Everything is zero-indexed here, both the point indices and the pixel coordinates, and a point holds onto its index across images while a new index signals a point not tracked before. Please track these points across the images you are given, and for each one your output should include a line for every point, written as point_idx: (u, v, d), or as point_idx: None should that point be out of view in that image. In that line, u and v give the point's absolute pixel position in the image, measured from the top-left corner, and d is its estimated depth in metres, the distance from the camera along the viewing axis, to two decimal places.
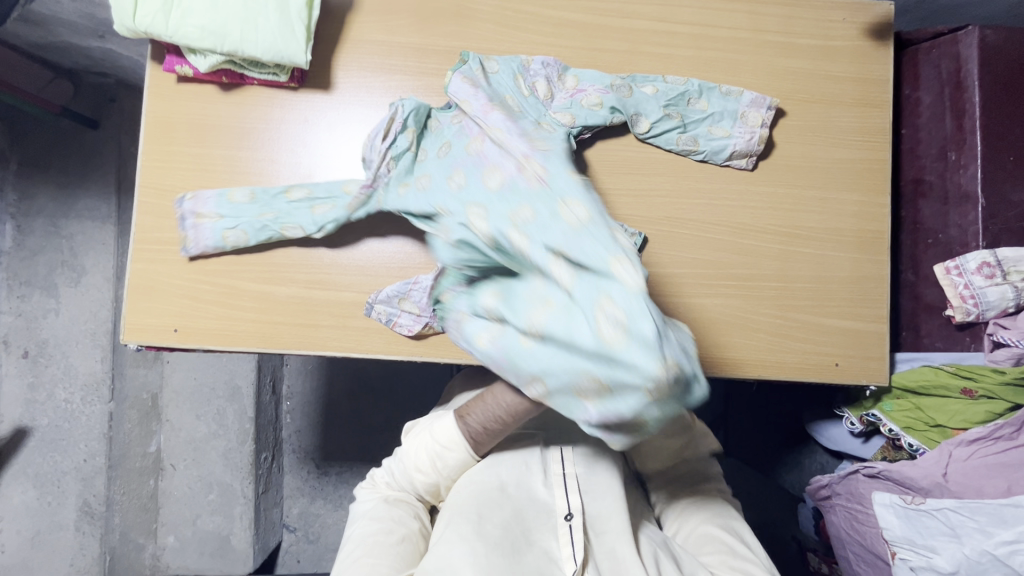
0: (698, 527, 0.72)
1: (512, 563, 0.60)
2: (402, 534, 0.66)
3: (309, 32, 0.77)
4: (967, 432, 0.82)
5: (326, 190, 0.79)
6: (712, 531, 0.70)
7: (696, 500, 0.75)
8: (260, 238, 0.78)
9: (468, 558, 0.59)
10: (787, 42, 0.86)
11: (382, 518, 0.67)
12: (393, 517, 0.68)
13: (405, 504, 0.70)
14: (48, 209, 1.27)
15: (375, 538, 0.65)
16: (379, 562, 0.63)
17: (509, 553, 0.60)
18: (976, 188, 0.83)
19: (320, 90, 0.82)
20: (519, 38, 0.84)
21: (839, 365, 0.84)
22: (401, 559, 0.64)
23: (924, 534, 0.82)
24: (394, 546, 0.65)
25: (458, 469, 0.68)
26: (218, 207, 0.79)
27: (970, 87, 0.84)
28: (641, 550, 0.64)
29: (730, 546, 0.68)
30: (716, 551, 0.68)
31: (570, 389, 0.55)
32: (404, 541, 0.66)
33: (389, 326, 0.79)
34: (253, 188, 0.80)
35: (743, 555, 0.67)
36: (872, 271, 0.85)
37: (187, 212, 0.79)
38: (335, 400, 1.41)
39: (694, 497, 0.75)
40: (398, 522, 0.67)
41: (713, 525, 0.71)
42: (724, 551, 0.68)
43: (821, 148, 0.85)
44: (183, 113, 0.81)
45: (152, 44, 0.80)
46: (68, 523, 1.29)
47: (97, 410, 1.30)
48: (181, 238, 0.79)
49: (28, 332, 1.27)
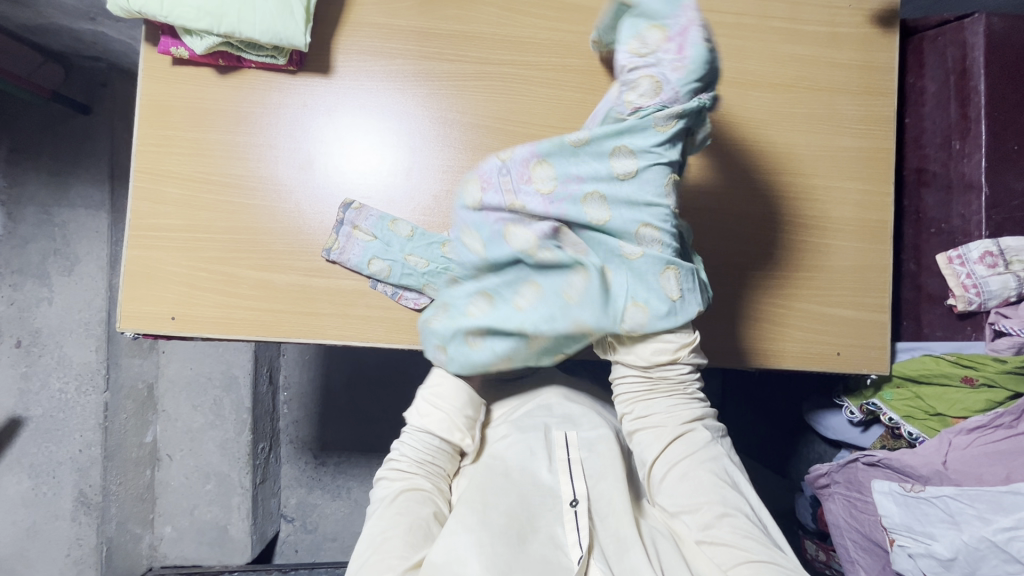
0: (687, 469, 0.64)
1: (517, 552, 0.58)
2: (408, 522, 0.62)
3: (307, 14, 0.76)
4: (967, 421, 0.82)
5: (426, 242, 0.79)
6: (704, 478, 0.63)
7: (687, 447, 0.65)
8: (402, 281, 0.78)
9: (472, 547, 0.57)
10: (792, 28, 0.85)
11: (387, 513, 0.64)
12: (399, 506, 0.64)
13: (410, 490, 0.66)
14: (40, 196, 1.24)
15: (382, 533, 0.61)
16: (389, 554, 0.59)
17: (514, 538, 0.59)
18: (979, 176, 0.83)
19: (319, 74, 0.80)
20: (522, 21, 0.82)
21: (841, 354, 0.84)
22: (416, 548, 0.60)
23: (923, 520, 0.81)
24: (403, 537, 0.61)
25: (457, 394, 0.71)
26: (377, 228, 0.79)
27: (976, 74, 0.83)
28: (642, 530, 0.63)
29: (724, 496, 0.62)
30: (707, 501, 0.62)
31: (467, 351, 0.68)
32: (413, 532, 0.62)
33: (396, 300, 0.79)
34: (415, 227, 0.80)
35: (735, 503, 0.61)
36: (875, 261, 0.85)
37: (348, 219, 0.79)
38: (333, 389, 1.41)
39: (680, 432, 0.66)
40: (406, 513, 0.63)
41: (703, 470, 0.64)
42: (716, 502, 0.61)
43: (825, 136, 0.85)
44: (179, 96, 0.79)
45: (145, 25, 0.78)
46: (65, 513, 1.25)
47: (92, 401, 1.27)
48: (330, 240, 0.79)
49: (21, 321, 1.24)
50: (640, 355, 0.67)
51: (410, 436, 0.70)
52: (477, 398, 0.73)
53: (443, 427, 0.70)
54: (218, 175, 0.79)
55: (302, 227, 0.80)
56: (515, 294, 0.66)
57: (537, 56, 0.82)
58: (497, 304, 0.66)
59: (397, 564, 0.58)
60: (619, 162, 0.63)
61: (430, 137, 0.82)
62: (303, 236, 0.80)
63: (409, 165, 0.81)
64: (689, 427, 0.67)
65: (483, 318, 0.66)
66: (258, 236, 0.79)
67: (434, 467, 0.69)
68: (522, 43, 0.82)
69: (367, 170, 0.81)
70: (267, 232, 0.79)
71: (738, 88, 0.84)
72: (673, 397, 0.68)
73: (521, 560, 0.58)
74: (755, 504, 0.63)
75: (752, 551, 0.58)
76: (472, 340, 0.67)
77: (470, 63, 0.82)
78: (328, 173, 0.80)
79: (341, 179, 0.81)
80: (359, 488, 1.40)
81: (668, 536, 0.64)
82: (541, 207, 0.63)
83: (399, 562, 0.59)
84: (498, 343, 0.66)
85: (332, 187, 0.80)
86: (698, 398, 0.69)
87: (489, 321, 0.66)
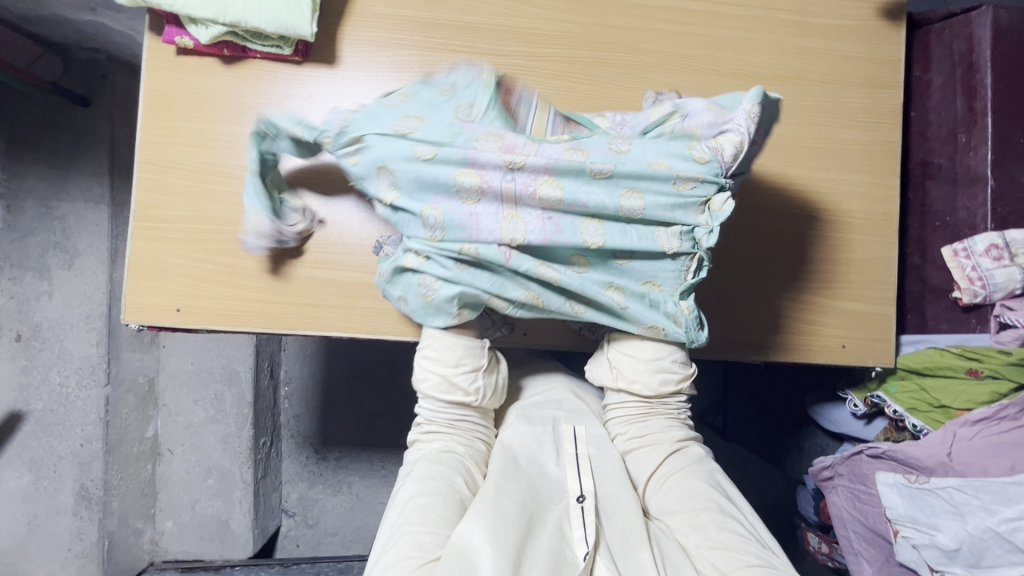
0: (683, 478, 0.67)
1: (526, 542, 0.57)
2: (440, 495, 0.63)
3: (314, 4, 0.75)
4: (971, 413, 0.83)
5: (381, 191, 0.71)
6: (700, 486, 0.66)
7: (681, 461, 0.69)
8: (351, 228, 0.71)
9: (486, 534, 0.56)
10: (800, 21, 0.85)
11: (420, 480, 0.64)
12: (431, 476, 0.64)
13: (440, 459, 0.67)
14: (40, 189, 1.23)
15: (416, 501, 0.62)
16: (423, 527, 0.59)
17: (524, 528, 0.58)
18: (985, 170, 0.83)
19: (324, 65, 0.80)
20: (530, 13, 0.82)
21: (846, 347, 0.84)
22: (447, 520, 0.61)
23: (927, 512, 0.82)
24: (437, 509, 0.61)
25: (451, 352, 0.69)
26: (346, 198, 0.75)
27: (982, 67, 0.83)
28: (648, 530, 0.62)
29: (721, 503, 0.64)
30: (704, 507, 0.64)
31: (416, 301, 0.67)
32: (446, 504, 0.62)
33: None
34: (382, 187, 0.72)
35: (731, 510, 0.64)
36: (880, 254, 0.85)
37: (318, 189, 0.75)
38: (335, 384, 1.40)
39: (673, 448, 0.70)
40: (439, 481, 0.64)
41: (699, 480, 0.67)
42: (714, 509, 0.63)
43: (832, 129, 0.85)
44: (183, 86, 0.78)
45: (149, 14, 0.77)
46: (65, 507, 1.25)
47: (93, 395, 1.26)
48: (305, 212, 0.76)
49: (21, 315, 1.24)
50: (649, 384, 0.72)
51: (424, 399, 0.72)
52: (475, 348, 0.70)
53: (443, 389, 0.70)
54: (223, 166, 0.79)
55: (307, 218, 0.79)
56: (457, 259, 0.64)
57: (544, 48, 0.82)
58: (434, 260, 0.65)
59: (429, 540, 0.58)
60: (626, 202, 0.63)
61: None
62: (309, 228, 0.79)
63: None
64: (683, 445, 0.72)
65: (426, 269, 0.65)
66: None
67: (465, 425, 0.71)
68: (528, 34, 0.82)
69: None
70: None
71: (745, 81, 0.84)
72: (668, 418, 0.74)
73: (530, 552, 0.57)
74: (748, 515, 0.65)
75: (752, 554, 0.59)
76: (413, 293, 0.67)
77: (477, 54, 0.81)
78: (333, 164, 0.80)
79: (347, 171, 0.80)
80: (360, 483, 1.40)
81: (673, 539, 0.62)
82: (539, 222, 0.64)
83: (430, 536, 0.59)
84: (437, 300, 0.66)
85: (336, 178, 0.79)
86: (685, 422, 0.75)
87: (432, 275, 0.65)
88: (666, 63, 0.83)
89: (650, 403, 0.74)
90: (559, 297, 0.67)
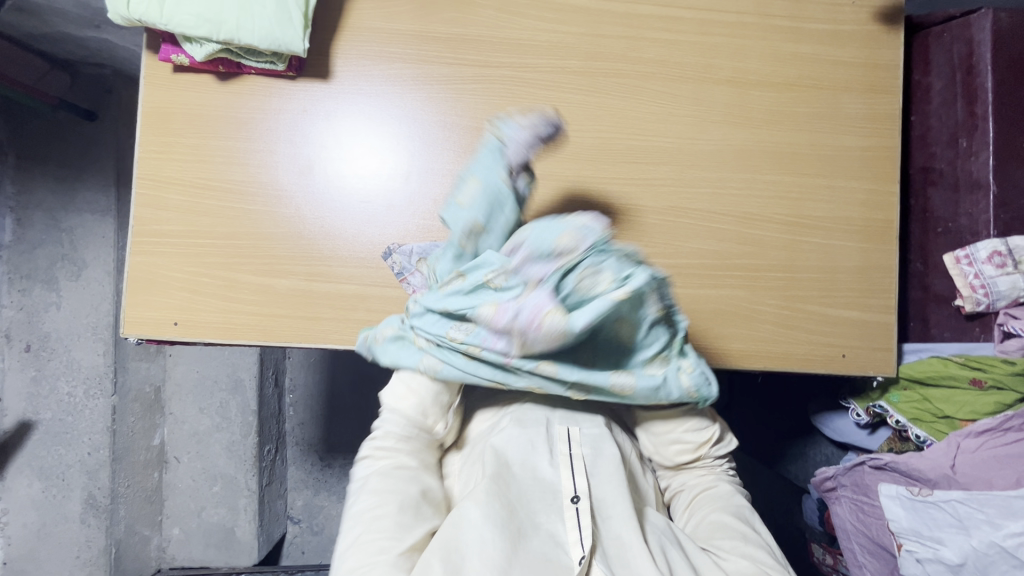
0: (709, 512, 0.69)
1: (517, 549, 0.58)
2: (400, 504, 0.62)
3: (306, 20, 0.76)
4: (976, 424, 0.81)
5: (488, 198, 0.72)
6: (725, 518, 0.67)
7: (710, 491, 0.71)
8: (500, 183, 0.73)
9: (475, 541, 0.58)
10: (794, 27, 0.84)
11: (373, 491, 0.63)
12: (388, 485, 0.64)
13: (398, 468, 0.66)
14: (48, 202, 1.25)
15: (373, 512, 0.62)
16: (381, 535, 0.60)
17: (513, 533, 0.59)
18: (987, 175, 0.82)
19: (318, 79, 0.81)
20: (521, 24, 0.82)
21: (846, 356, 0.83)
22: (407, 526, 0.61)
23: (931, 525, 0.81)
24: (394, 516, 0.61)
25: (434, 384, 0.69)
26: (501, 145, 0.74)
27: (982, 71, 0.82)
28: (651, 540, 0.62)
29: (746, 533, 0.65)
30: (728, 536, 0.65)
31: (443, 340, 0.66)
32: (403, 510, 0.62)
33: (400, 278, 0.78)
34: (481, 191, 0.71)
35: (756, 543, 0.64)
36: (879, 261, 0.83)
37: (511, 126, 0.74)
38: (338, 391, 1.41)
39: (704, 487, 0.72)
40: (393, 490, 0.63)
41: (727, 513, 0.68)
42: (738, 537, 0.64)
43: (828, 135, 0.84)
44: (180, 103, 0.80)
45: (147, 33, 0.79)
46: (73, 515, 1.26)
47: (100, 404, 1.27)
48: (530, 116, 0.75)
49: (30, 326, 1.24)
50: (666, 456, 0.74)
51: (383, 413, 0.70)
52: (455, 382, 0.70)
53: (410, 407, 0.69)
54: (220, 181, 0.80)
55: (302, 232, 0.80)
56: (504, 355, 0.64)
57: (536, 58, 0.82)
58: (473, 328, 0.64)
59: (389, 545, 0.59)
60: (586, 282, 0.59)
61: (430, 140, 0.81)
62: (304, 241, 0.80)
63: (410, 169, 0.81)
64: (713, 485, 0.72)
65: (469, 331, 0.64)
66: (260, 241, 0.79)
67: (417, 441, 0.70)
68: (521, 45, 0.82)
69: (367, 174, 0.81)
70: (268, 238, 0.80)
71: (740, 88, 0.83)
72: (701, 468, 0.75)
73: (523, 554, 0.58)
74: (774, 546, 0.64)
75: None
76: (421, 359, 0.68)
77: (470, 65, 0.82)
78: (327, 177, 0.80)
79: (342, 185, 0.80)
80: None
81: (676, 544, 0.63)
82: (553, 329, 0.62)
83: (391, 542, 0.59)
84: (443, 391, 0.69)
85: (331, 192, 0.80)
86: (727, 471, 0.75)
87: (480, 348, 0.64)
88: (660, 71, 0.83)
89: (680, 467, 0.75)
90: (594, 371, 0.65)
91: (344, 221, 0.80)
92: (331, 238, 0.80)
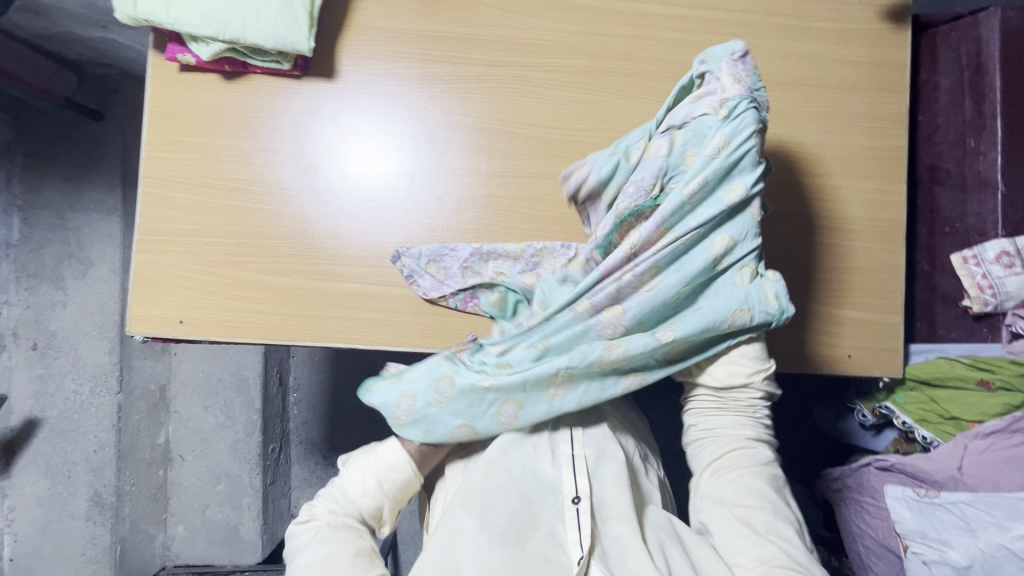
0: (745, 474, 0.66)
1: (516, 552, 0.59)
2: (356, 548, 0.62)
3: (312, 19, 0.76)
4: (983, 425, 0.82)
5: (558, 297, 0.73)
6: (760, 486, 0.65)
7: (747, 449, 0.68)
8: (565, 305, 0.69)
9: (472, 550, 0.59)
10: (800, 26, 0.84)
11: (323, 541, 0.62)
12: (341, 536, 0.63)
13: (348, 526, 0.64)
14: (55, 201, 1.25)
15: (325, 560, 0.60)
16: None
17: (512, 537, 0.60)
18: (995, 174, 0.81)
19: (324, 79, 0.81)
20: (525, 23, 0.82)
21: (852, 357, 0.82)
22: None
23: (938, 527, 0.81)
24: (349, 560, 0.61)
25: (402, 487, 0.67)
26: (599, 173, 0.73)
27: (990, 70, 0.82)
28: (651, 539, 0.62)
29: (776, 506, 0.64)
30: (758, 506, 0.63)
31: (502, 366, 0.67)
32: (359, 555, 0.62)
33: (408, 280, 0.79)
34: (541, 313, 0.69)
35: (784, 518, 0.63)
36: (886, 261, 0.83)
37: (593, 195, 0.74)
38: (341, 391, 1.41)
39: (743, 444, 0.68)
40: (347, 538, 0.63)
41: (761, 481, 0.65)
42: (768, 510, 0.63)
43: (834, 135, 0.83)
44: (186, 102, 0.80)
45: (153, 32, 0.79)
46: (79, 512, 1.27)
47: (105, 402, 1.28)
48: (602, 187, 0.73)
49: (36, 324, 1.24)
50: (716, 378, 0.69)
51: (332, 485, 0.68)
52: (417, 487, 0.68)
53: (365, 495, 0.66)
54: (226, 180, 0.80)
55: (307, 231, 0.80)
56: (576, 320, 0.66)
57: (541, 58, 0.82)
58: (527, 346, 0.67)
59: None
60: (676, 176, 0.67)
61: (435, 139, 0.81)
62: (308, 240, 0.80)
63: (414, 168, 0.81)
64: (753, 445, 0.69)
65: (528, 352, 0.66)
66: (264, 241, 0.80)
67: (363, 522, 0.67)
68: (526, 44, 0.82)
69: (372, 173, 0.81)
70: (273, 237, 0.80)
71: None
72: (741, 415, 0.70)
73: (523, 556, 0.59)
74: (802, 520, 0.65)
75: (797, 564, 0.60)
76: (497, 410, 0.67)
77: (474, 65, 0.82)
78: (332, 176, 0.81)
79: (347, 184, 0.81)
80: None
81: (677, 541, 0.63)
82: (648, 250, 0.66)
83: None
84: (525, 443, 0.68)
85: (335, 191, 0.80)
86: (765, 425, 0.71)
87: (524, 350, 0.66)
88: (665, 71, 0.83)
89: (720, 399, 0.70)
90: (688, 309, 0.67)
91: (349, 220, 0.80)
92: (336, 237, 0.80)
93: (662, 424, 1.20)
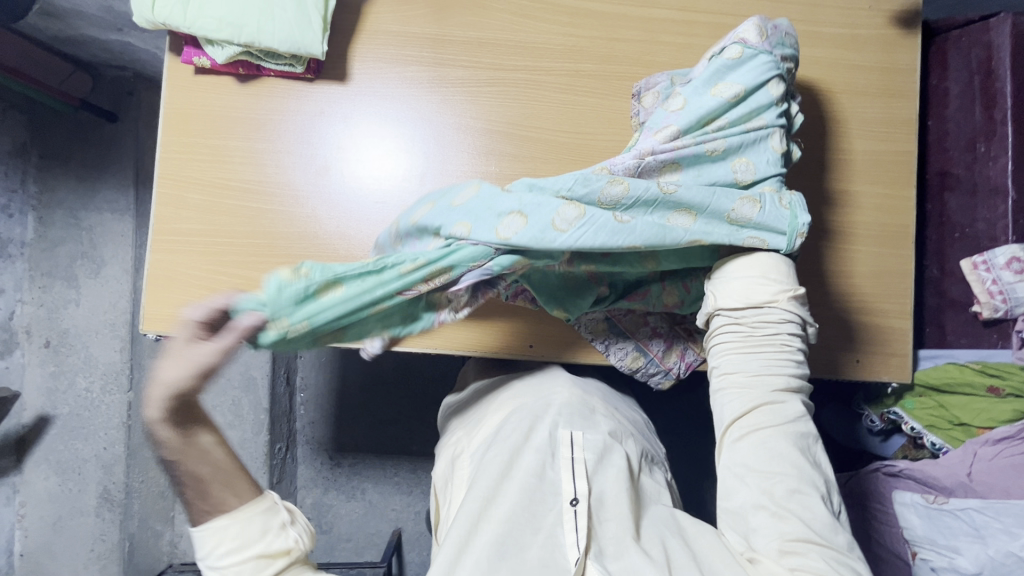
0: (770, 431, 0.65)
1: (512, 558, 0.59)
2: None
3: (325, 23, 0.77)
4: (992, 433, 0.82)
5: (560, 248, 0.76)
6: (785, 451, 0.64)
7: (772, 400, 0.67)
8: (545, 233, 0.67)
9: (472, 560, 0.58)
10: (810, 31, 0.84)
11: None
12: None
13: None
14: (68, 201, 1.27)
15: None
16: None
17: (507, 539, 0.60)
18: (1005, 180, 0.82)
19: (336, 82, 0.82)
20: (535, 28, 0.83)
21: (860, 362, 0.82)
22: None
23: (947, 534, 0.83)
24: None
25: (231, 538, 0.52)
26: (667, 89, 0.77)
27: (1002, 76, 0.82)
28: (650, 539, 0.63)
29: (801, 471, 0.63)
30: (783, 472, 0.63)
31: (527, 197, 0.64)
32: None
33: None
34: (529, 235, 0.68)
35: (808, 480, 0.63)
36: (895, 265, 0.83)
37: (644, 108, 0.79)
38: (348, 391, 1.42)
39: (767, 397, 0.67)
40: None
41: (784, 444, 0.65)
42: (792, 477, 0.63)
43: (844, 140, 0.83)
44: (201, 104, 0.81)
45: (170, 36, 0.80)
46: (89, 509, 1.29)
47: (116, 400, 1.30)
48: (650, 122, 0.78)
49: (50, 322, 1.27)
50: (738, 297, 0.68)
51: None
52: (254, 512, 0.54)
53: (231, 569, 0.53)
54: (239, 181, 0.81)
55: (317, 232, 0.81)
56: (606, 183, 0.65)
57: (550, 62, 0.83)
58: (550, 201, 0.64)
59: None
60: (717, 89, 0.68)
61: (444, 142, 0.82)
62: (318, 241, 0.81)
63: (424, 171, 0.82)
64: (778, 398, 0.67)
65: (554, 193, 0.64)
66: (275, 241, 0.81)
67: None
68: (535, 49, 0.82)
69: (382, 175, 0.82)
70: (284, 238, 0.81)
71: None
72: (767, 355, 0.68)
73: (521, 557, 0.59)
74: (832, 484, 0.64)
75: (818, 534, 0.60)
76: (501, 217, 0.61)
77: (483, 69, 0.82)
78: (343, 178, 0.81)
79: (358, 186, 0.81)
80: (373, 490, 1.42)
81: (679, 540, 0.63)
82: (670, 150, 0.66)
83: None
84: (494, 229, 0.60)
85: (346, 193, 0.81)
86: (794, 363, 0.68)
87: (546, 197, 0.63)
88: None
89: (746, 334, 0.68)
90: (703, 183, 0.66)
91: (360, 221, 0.81)
92: (347, 237, 0.81)
93: (667, 428, 1.19)
